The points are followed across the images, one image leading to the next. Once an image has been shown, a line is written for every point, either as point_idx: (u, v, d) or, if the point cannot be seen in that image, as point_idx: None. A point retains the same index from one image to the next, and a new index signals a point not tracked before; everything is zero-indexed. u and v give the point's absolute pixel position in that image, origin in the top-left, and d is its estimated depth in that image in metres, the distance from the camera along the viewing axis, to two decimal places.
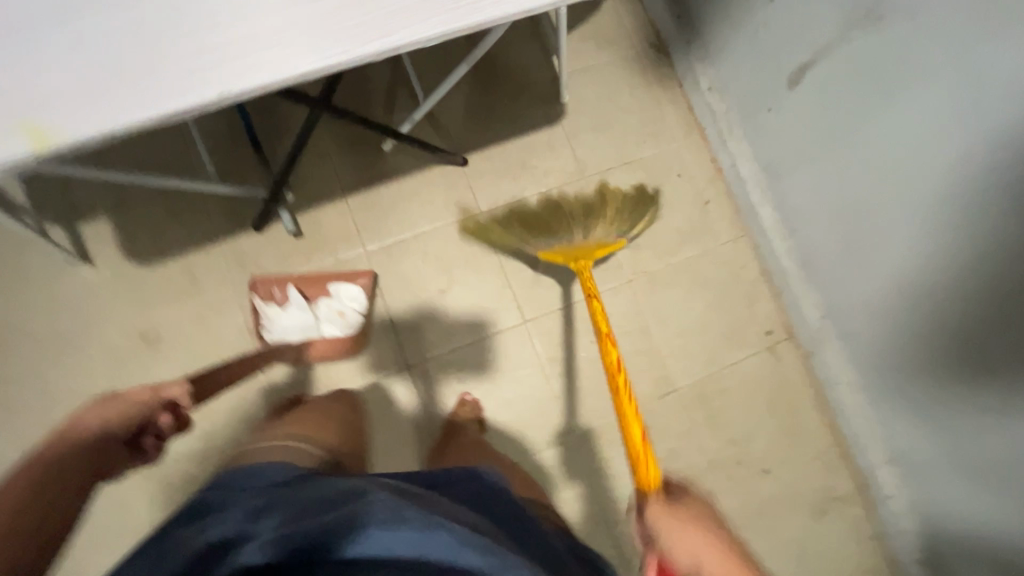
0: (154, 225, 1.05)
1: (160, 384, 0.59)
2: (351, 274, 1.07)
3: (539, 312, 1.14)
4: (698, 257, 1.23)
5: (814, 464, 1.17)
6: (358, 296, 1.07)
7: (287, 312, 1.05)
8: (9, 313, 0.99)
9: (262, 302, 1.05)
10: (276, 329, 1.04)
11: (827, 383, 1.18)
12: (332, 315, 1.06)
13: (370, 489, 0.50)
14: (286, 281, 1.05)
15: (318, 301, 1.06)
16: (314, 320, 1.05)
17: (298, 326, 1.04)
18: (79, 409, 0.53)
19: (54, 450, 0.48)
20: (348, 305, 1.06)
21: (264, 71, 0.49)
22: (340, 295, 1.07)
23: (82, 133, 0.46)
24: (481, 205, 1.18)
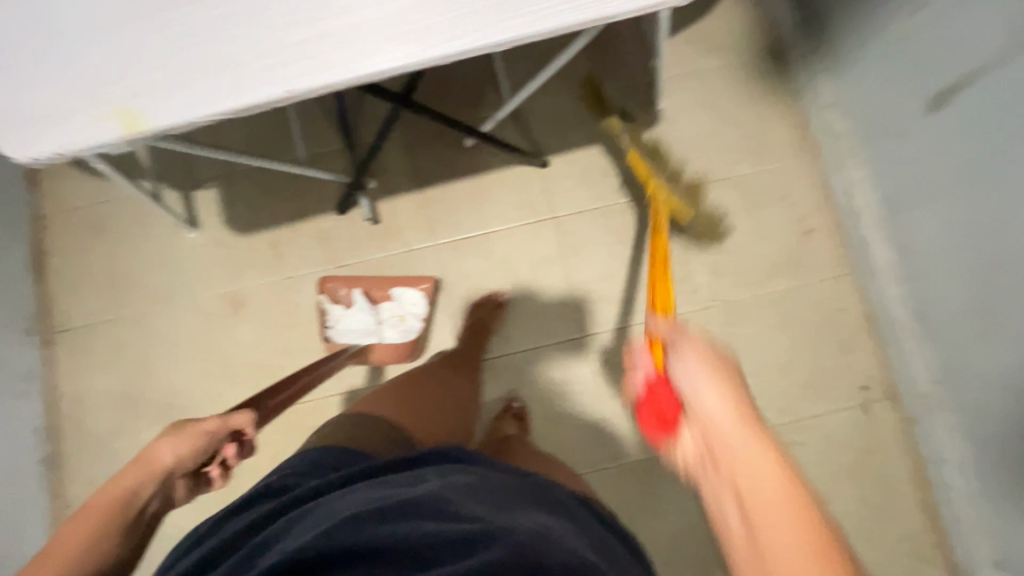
0: (251, 199, 1.14)
1: (230, 415, 0.61)
2: (413, 280, 1.09)
3: (601, 329, 1.10)
4: (790, 292, 1.10)
5: (898, 548, 1.01)
6: (419, 302, 1.09)
7: (352, 314, 1.08)
8: (127, 264, 1.12)
9: (328, 303, 1.08)
10: (341, 330, 1.08)
11: (930, 458, 1.01)
12: (393, 319, 1.09)
13: (441, 486, 0.48)
14: (352, 283, 1.08)
15: (381, 304, 1.09)
16: (377, 325, 1.07)
17: (361, 328, 1.08)
18: (161, 437, 0.58)
19: (128, 482, 0.54)
20: (408, 310, 1.09)
21: (330, 71, 0.50)
22: (403, 300, 1.09)
23: (165, 122, 0.50)
24: (556, 210, 1.14)
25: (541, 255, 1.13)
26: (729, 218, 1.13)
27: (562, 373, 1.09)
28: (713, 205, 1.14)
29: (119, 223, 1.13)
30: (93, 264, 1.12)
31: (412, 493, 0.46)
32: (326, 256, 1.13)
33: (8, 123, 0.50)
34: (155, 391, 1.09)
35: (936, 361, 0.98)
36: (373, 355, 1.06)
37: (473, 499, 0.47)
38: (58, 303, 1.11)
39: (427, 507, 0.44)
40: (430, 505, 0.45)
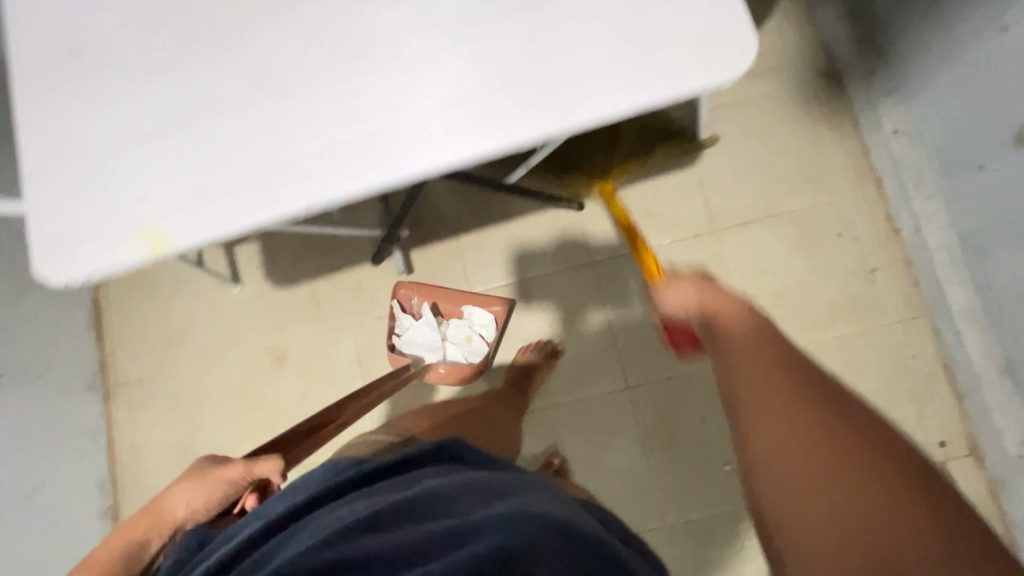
0: (290, 253, 1.15)
1: (254, 463, 0.55)
2: (485, 300, 1.06)
3: (643, 380, 1.05)
4: (853, 338, 1.02)
5: None
6: (489, 324, 1.06)
7: (420, 327, 1.05)
8: (176, 319, 1.16)
9: (399, 310, 1.07)
10: (405, 340, 1.06)
11: (1022, 527, 0.91)
12: (459, 337, 1.06)
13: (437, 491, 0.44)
14: (424, 294, 1.06)
15: (451, 321, 1.07)
16: (442, 341, 1.05)
17: (426, 342, 1.05)
18: (182, 483, 0.55)
19: (142, 533, 0.51)
20: (476, 331, 1.06)
21: (348, 180, 0.48)
22: (472, 319, 1.07)
23: (190, 241, 0.49)
24: (593, 255, 1.10)
25: (580, 301, 1.09)
26: (781, 258, 1.06)
27: (604, 426, 1.05)
28: (764, 244, 1.06)
29: (167, 281, 1.17)
30: (145, 321, 1.17)
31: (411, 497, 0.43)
32: (363, 307, 1.13)
33: (45, 249, 0.51)
34: (206, 444, 1.12)
35: None
36: (432, 372, 1.04)
37: (469, 497, 0.44)
38: (115, 360, 1.17)
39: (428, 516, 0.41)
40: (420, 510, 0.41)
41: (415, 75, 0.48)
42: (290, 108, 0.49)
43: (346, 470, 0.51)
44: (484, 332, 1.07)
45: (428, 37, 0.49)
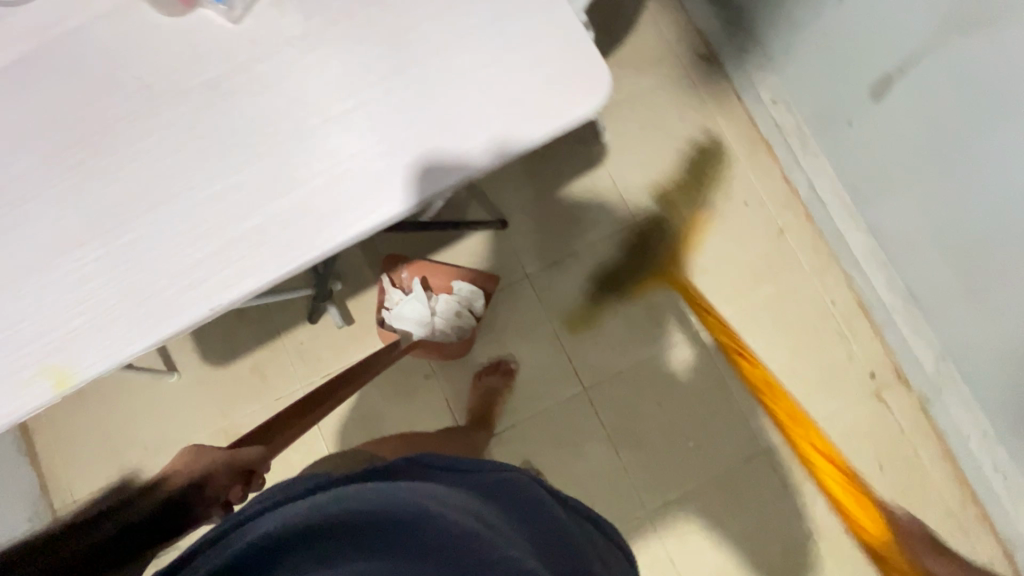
0: (224, 329, 1.12)
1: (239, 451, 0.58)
2: (474, 274, 1.04)
3: (598, 378, 1.08)
4: (778, 296, 1.08)
5: (942, 525, 1.00)
6: (476, 298, 1.05)
7: (409, 302, 1.04)
8: (115, 423, 1.10)
9: (389, 285, 1.05)
10: (396, 315, 1.05)
11: (953, 436, 1.00)
12: (449, 313, 1.05)
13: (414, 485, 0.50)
14: (415, 268, 1.04)
15: (440, 295, 1.05)
16: (431, 316, 1.04)
17: (415, 317, 1.04)
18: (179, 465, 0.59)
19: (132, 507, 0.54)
20: (465, 305, 1.05)
21: (249, 273, 0.48)
22: (461, 293, 1.05)
23: (99, 368, 0.47)
24: (527, 267, 1.12)
25: (525, 313, 1.11)
26: (700, 235, 1.11)
27: (571, 431, 1.07)
28: (681, 226, 1.12)
29: (97, 386, 1.11)
30: (82, 433, 1.11)
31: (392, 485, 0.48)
32: (310, 368, 1.11)
33: None
34: None
35: (938, 339, 0.97)
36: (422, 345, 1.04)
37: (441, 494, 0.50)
38: (56, 482, 1.09)
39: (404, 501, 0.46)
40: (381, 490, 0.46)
41: (295, 157, 0.49)
42: (174, 214, 0.48)
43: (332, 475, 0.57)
44: (473, 306, 1.05)
45: (301, 118, 0.49)
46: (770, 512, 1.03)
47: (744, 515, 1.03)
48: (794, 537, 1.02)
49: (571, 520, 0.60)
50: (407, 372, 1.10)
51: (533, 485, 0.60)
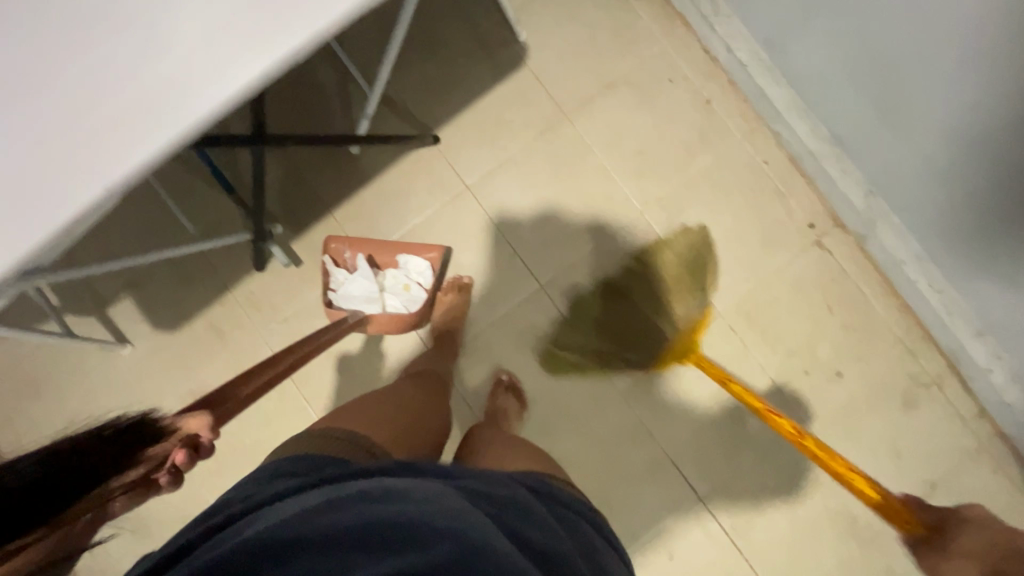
0: (170, 292, 1.09)
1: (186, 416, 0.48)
2: (420, 248, 1.05)
3: (553, 274, 1.09)
4: (714, 165, 1.11)
5: (892, 351, 1.06)
6: (425, 271, 1.06)
7: (356, 280, 1.04)
8: (75, 403, 1.07)
9: (332, 266, 1.04)
10: (344, 295, 1.04)
11: (891, 266, 1.05)
12: (397, 288, 1.06)
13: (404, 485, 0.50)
14: (357, 247, 1.04)
15: (386, 271, 1.06)
16: (380, 292, 1.04)
17: (365, 295, 1.04)
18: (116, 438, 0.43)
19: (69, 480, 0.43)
20: (414, 279, 1.06)
21: (136, 146, 0.46)
22: (408, 268, 1.06)
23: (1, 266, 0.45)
24: (466, 179, 1.11)
25: (474, 226, 1.10)
26: (631, 119, 1.12)
27: (535, 329, 1.09)
28: (612, 113, 1.12)
29: (49, 370, 1.08)
30: (40, 419, 1.07)
31: (374, 487, 0.49)
32: (265, 316, 1.09)
33: None
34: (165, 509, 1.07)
35: (863, 174, 1.00)
36: (372, 323, 1.03)
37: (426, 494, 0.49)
38: None
39: (388, 499, 0.47)
40: (376, 493, 0.48)
41: (160, 21, 0.47)
42: (43, 101, 0.46)
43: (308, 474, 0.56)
44: (422, 280, 1.07)
45: None
46: (735, 368, 1.08)
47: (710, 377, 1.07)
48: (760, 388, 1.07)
49: (562, 522, 0.58)
50: None
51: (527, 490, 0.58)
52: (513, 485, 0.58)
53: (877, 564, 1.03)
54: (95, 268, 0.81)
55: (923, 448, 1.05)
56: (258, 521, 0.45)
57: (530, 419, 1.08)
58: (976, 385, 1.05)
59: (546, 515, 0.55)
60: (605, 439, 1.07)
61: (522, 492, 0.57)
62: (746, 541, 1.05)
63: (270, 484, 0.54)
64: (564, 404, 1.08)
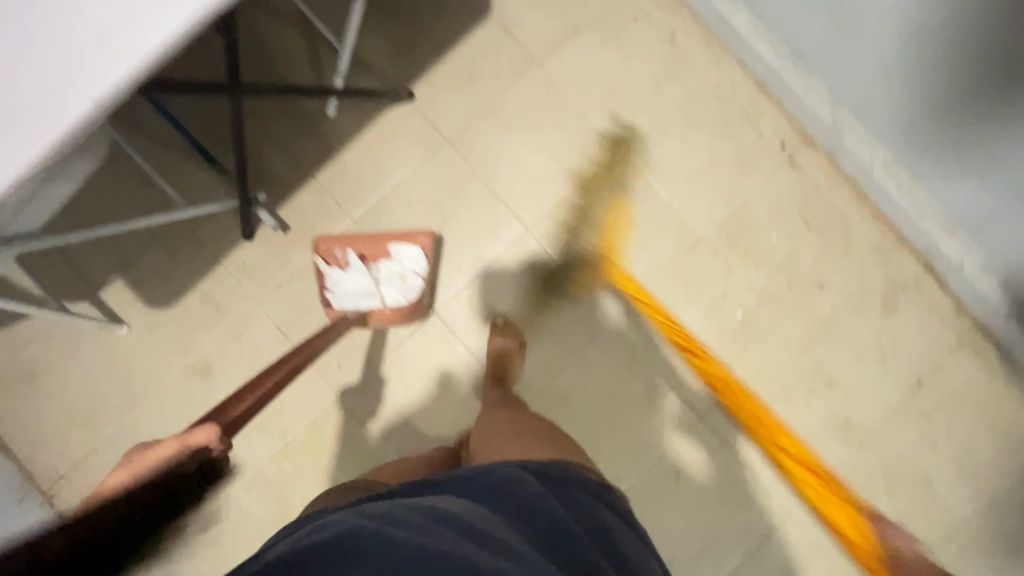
0: (161, 270, 1.10)
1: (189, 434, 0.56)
2: (409, 236, 1.06)
3: (538, 217, 1.12)
4: (684, 96, 1.13)
5: (870, 258, 1.10)
6: (418, 258, 1.06)
7: (350, 277, 1.05)
8: (77, 388, 1.08)
9: (324, 265, 1.05)
10: (338, 292, 1.05)
11: (861, 176, 1.09)
12: (393, 277, 1.07)
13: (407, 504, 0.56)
14: (346, 243, 1.05)
15: (380, 263, 1.06)
16: (376, 285, 1.06)
17: (359, 290, 1.05)
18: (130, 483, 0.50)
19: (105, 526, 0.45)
20: (408, 268, 1.07)
21: (122, 56, 0.46)
22: (401, 258, 1.07)
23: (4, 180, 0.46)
24: (444, 131, 1.13)
25: (457, 177, 1.12)
26: (600, 59, 1.14)
27: (526, 271, 1.11)
28: (582, 54, 1.14)
29: (48, 358, 1.08)
30: (43, 407, 1.07)
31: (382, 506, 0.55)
32: (259, 285, 1.10)
33: None
34: None
35: (827, 87, 1.04)
36: (374, 317, 1.06)
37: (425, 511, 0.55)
38: (33, 462, 1.07)
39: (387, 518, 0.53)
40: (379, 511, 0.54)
41: None
42: (23, 18, 0.46)
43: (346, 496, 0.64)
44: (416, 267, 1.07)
45: None
46: (723, 289, 1.11)
47: (700, 300, 1.11)
48: (748, 307, 1.11)
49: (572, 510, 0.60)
50: None
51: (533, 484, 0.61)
52: (517, 478, 0.61)
53: (873, 461, 1.08)
54: (85, 233, 0.82)
55: (907, 348, 1.09)
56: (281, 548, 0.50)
57: (530, 358, 1.10)
58: (949, 282, 1.09)
59: (551, 507, 0.59)
60: (605, 374, 1.09)
61: (522, 486, 0.60)
62: (747, 453, 1.09)
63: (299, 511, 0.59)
64: (562, 341, 1.10)
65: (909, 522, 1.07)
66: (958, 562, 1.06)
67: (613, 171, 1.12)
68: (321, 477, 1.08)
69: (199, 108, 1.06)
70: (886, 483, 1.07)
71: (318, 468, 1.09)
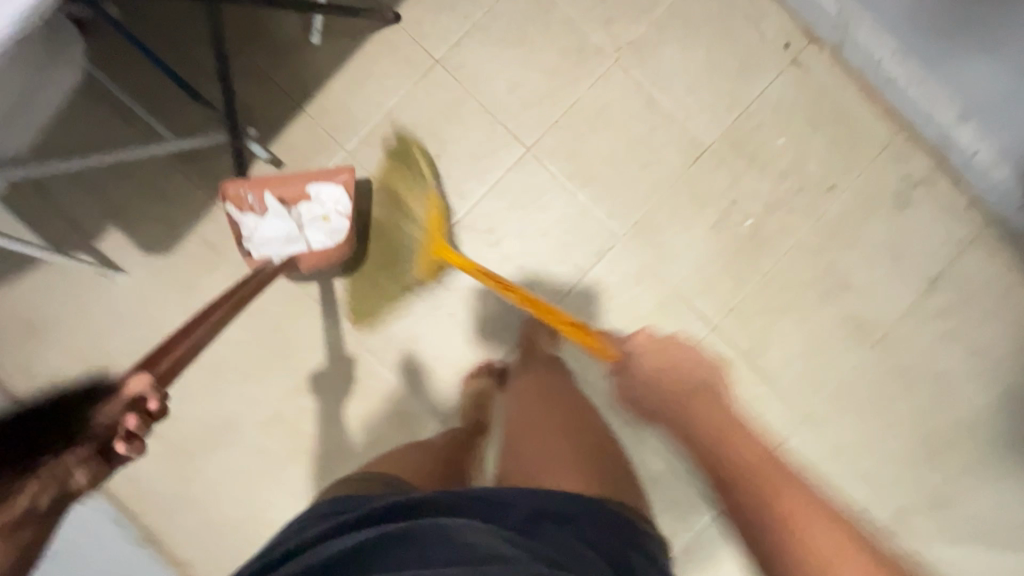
0: (155, 215, 1.07)
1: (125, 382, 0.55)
2: (329, 173, 1.00)
3: (537, 135, 1.09)
4: (681, 0, 1.09)
5: (880, 156, 1.07)
6: (339, 197, 1.02)
7: (268, 222, 1.01)
8: (84, 340, 1.07)
9: (238, 213, 1.00)
10: (258, 240, 1.01)
11: (869, 70, 1.05)
12: (315, 219, 1.02)
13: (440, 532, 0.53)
14: (260, 187, 1.01)
15: (300, 206, 1.02)
16: (299, 228, 1.02)
17: (280, 234, 1.01)
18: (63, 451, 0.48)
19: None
20: (330, 209, 1.02)
21: None
22: (323, 198, 1.02)
23: (9, 15, 0.44)
24: (434, 53, 1.09)
25: (451, 99, 1.09)
26: None
27: (528, 193, 1.08)
28: None
29: (51, 311, 1.07)
30: (52, 361, 1.07)
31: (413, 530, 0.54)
32: None
33: None
34: (194, 429, 1.08)
35: None
36: (301, 260, 1.01)
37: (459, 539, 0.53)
38: None
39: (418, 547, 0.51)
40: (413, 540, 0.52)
41: None
42: None
43: (366, 502, 0.62)
44: (340, 207, 1.03)
45: None
46: (730, 198, 1.08)
47: (708, 210, 1.08)
48: (757, 214, 1.08)
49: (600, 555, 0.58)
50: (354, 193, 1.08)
51: (565, 533, 0.59)
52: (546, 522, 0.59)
53: (889, 363, 1.07)
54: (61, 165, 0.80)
55: (922, 246, 1.07)
56: (337, 544, 0.53)
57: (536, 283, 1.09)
58: (963, 176, 1.07)
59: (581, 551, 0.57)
60: (615, 293, 1.08)
61: (555, 530, 0.59)
62: (762, 362, 1.08)
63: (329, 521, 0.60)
64: (570, 260, 1.08)
65: (927, 420, 1.07)
66: (977, 456, 1.07)
67: (397, 181, 1.04)
68: (336, 413, 1.08)
69: (179, 42, 1.03)
70: (903, 381, 1.07)
71: (331, 405, 1.08)
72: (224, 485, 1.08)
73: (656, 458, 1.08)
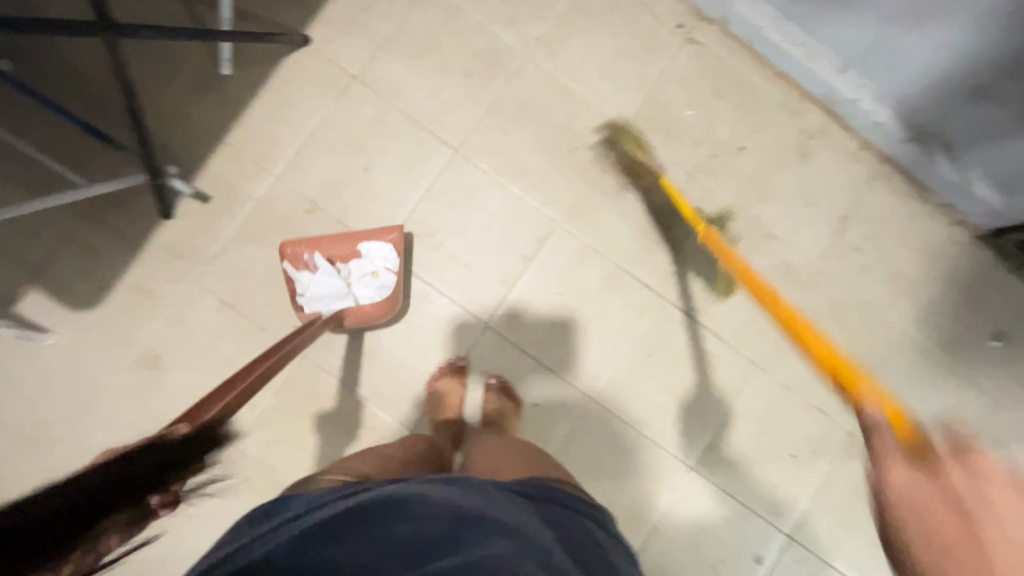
0: (78, 266, 1.02)
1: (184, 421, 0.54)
2: (380, 232, 1.02)
3: (464, 135, 1.12)
4: None
5: (779, 114, 1.17)
6: (389, 254, 1.04)
7: (319, 279, 1.03)
8: (13, 409, 1.00)
9: (292, 269, 1.02)
10: (311, 296, 1.03)
11: (754, 39, 1.15)
12: (365, 276, 1.05)
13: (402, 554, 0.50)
14: (313, 243, 1.02)
15: (350, 263, 1.04)
16: (348, 285, 1.04)
17: (332, 292, 1.03)
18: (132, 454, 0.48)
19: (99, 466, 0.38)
20: (380, 265, 1.05)
21: None
22: (372, 255, 1.04)
23: None
24: (350, 70, 1.10)
25: (374, 109, 1.10)
26: None
27: (465, 191, 1.11)
28: None
29: None
30: None
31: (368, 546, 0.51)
32: (191, 260, 1.04)
33: None
34: None
35: None
36: (351, 314, 1.03)
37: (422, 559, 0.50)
38: None
39: None
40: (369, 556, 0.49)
41: None
42: None
43: (319, 496, 0.58)
44: (387, 263, 1.05)
45: None
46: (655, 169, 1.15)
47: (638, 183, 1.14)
48: (680, 182, 1.15)
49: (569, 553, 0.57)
50: (289, 214, 1.07)
51: (541, 527, 0.56)
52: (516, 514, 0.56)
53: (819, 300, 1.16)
54: None
55: (829, 187, 1.17)
56: (276, 536, 0.50)
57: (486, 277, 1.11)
58: (851, 122, 1.18)
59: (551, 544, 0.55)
60: (561, 274, 1.12)
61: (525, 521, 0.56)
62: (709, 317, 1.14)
63: (257, 526, 0.54)
64: (515, 249, 1.11)
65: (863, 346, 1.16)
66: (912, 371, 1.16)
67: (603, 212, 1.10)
68: (303, 438, 1.06)
69: (80, 86, 0.99)
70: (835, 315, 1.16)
71: (297, 433, 1.06)
72: (195, 532, 1.03)
73: (626, 428, 1.12)
